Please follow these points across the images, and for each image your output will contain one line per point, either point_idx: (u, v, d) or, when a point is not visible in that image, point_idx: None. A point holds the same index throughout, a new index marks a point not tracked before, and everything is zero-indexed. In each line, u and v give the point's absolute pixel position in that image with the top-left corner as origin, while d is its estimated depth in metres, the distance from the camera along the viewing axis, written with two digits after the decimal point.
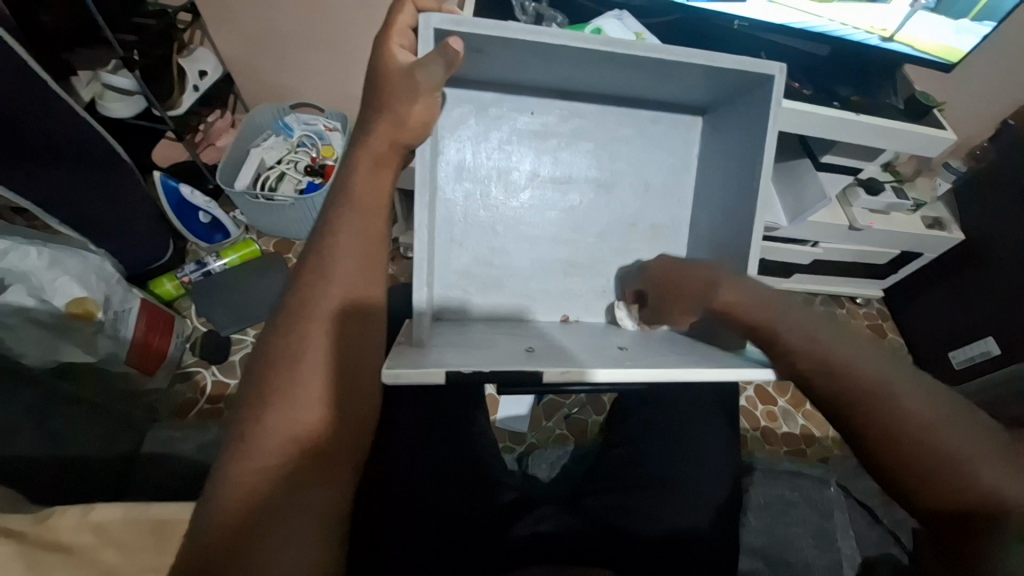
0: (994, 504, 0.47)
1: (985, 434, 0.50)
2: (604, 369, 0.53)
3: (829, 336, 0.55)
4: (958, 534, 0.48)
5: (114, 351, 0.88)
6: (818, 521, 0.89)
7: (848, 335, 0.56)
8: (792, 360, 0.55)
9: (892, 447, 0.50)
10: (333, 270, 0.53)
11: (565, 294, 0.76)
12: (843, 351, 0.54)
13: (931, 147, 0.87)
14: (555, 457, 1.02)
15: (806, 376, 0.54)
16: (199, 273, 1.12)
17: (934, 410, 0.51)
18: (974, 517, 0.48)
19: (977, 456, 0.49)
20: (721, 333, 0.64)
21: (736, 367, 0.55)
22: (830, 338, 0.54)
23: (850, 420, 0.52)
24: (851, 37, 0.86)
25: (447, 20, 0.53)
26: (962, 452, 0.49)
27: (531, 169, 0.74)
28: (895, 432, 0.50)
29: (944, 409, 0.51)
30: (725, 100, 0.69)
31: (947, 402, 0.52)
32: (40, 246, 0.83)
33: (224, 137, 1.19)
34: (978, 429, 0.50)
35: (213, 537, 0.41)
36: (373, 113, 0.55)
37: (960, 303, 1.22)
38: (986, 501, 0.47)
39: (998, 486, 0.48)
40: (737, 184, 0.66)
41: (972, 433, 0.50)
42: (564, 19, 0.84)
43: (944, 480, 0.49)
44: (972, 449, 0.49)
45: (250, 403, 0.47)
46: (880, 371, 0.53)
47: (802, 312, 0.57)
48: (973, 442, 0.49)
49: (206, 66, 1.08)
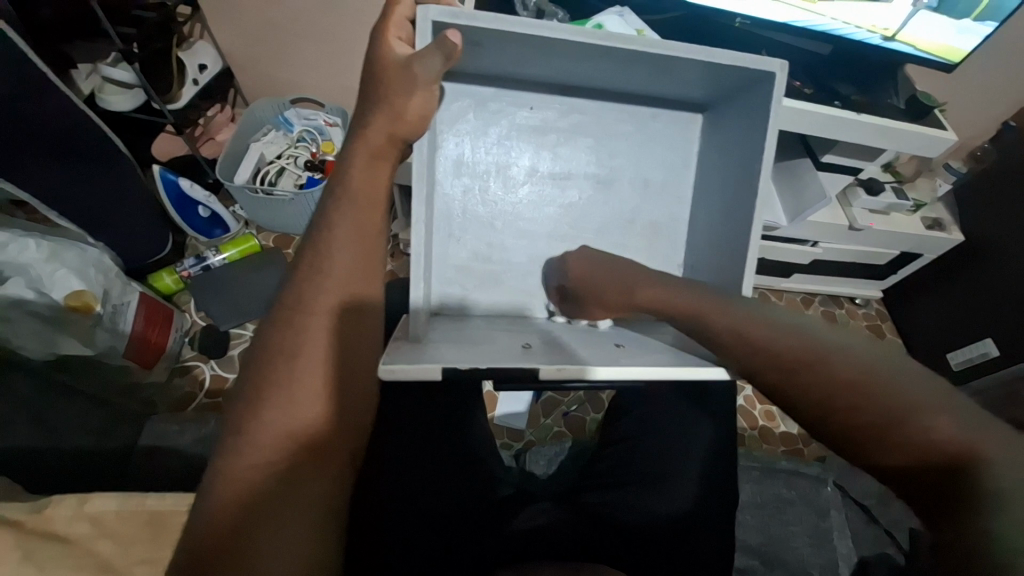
0: (965, 459, 0.40)
1: (939, 388, 0.45)
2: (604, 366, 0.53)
3: (747, 317, 0.52)
4: (938, 503, 0.40)
5: (113, 346, 0.88)
6: (815, 519, 0.90)
7: (769, 311, 0.52)
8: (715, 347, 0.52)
9: (837, 417, 0.45)
10: (330, 266, 0.53)
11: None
12: (780, 325, 0.50)
13: (932, 147, 0.87)
14: (553, 453, 0.98)
15: (734, 362, 0.51)
16: (198, 267, 1.12)
17: (871, 369, 0.45)
18: (947, 477, 0.40)
19: (931, 408, 0.43)
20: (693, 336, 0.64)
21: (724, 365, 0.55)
22: (745, 318, 0.52)
23: (785, 399, 0.48)
24: (853, 36, 0.86)
25: (444, 12, 0.53)
26: (912, 405, 0.43)
27: (530, 165, 0.74)
28: (832, 400, 0.45)
29: (884, 367, 0.46)
30: (725, 96, 0.69)
31: (888, 360, 0.46)
32: (38, 238, 0.82)
33: (224, 132, 1.20)
34: (930, 384, 0.45)
35: (206, 535, 0.41)
36: (370, 105, 0.55)
37: (960, 304, 1.22)
38: (955, 458, 0.41)
39: (970, 435, 0.41)
40: (735, 181, 0.66)
41: (925, 387, 0.44)
42: (565, 15, 0.84)
43: (899, 442, 0.42)
44: (925, 402, 0.43)
45: (245, 397, 0.47)
46: (803, 339, 0.49)
47: (720, 299, 0.55)
48: (925, 396, 0.44)
49: (206, 59, 1.07)
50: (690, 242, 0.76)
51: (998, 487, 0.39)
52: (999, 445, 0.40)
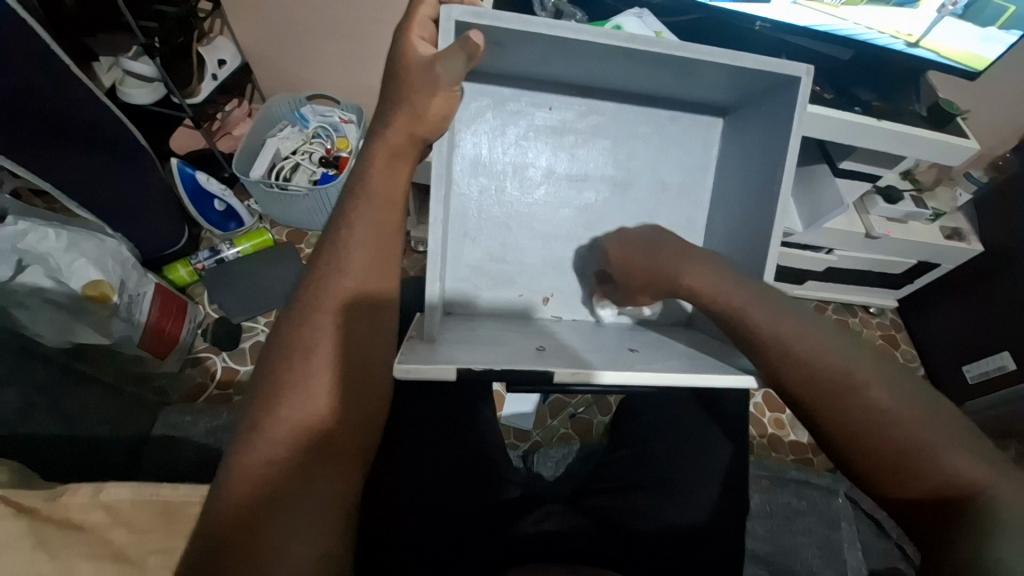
0: (972, 490, 0.44)
1: (954, 422, 0.48)
2: (612, 371, 0.52)
3: (785, 316, 0.53)
4: (936, 526, 0.44)
5: (129, 334, 0.90)
6: (824, 531, 0.88)
7: (809, 316, 0.53)
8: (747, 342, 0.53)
9: (853, 432, 0.47)
10: (347, 262, 0.53)
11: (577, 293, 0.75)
12: (816, 334, 0.51)
13: (956, 155, 0.85)
14: (562, 456, 0.97)
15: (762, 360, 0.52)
16: (212, 259, 1.14)
17: (893, 391, 0.48)
18: (950, 503, 0.44)
19: (945, 439, 0.46)
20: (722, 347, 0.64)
21: (738, 373, 0.54)
22: (784, 317, 0.52)
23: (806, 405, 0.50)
24: (876, 41, 0.84)
25: (468, 12, 0.53)
26: (926, 434, 0.46)
27: (547, 166, 0.74)
28: (853, 415, 0.47)
29: (904, 391, 0.49)
30: (746, 100, 0.68)
31: (908, 386, 0.49)
32: (58, 228, 0.82)
33: (241, 126, 1.21)
34: (946, 417, 0.48)
35: (221, 525, 0.42)
36: (392, 105, 0.55)
37: (978, 316, 1.20)
38: (961, 487, 0.44)
39: (978, 472, 0.44)
40: (755, 186, 0.66)
41: (939, 417, 0.48)
42: (584, 16, 0.84)
43: (910, 466, 0.45)
44: (940, 432, 0.46)
45: (262, 392, 0.48)
46: (833, 348, 0.50)
47: (765, 295, 0.54)
48: (940, 425, 0.47)
49: (226, 55, 1.09)
50: (706, 247, 0.75)
51: (1001, 518, 0.42)
52: (998, 480, 0.44)
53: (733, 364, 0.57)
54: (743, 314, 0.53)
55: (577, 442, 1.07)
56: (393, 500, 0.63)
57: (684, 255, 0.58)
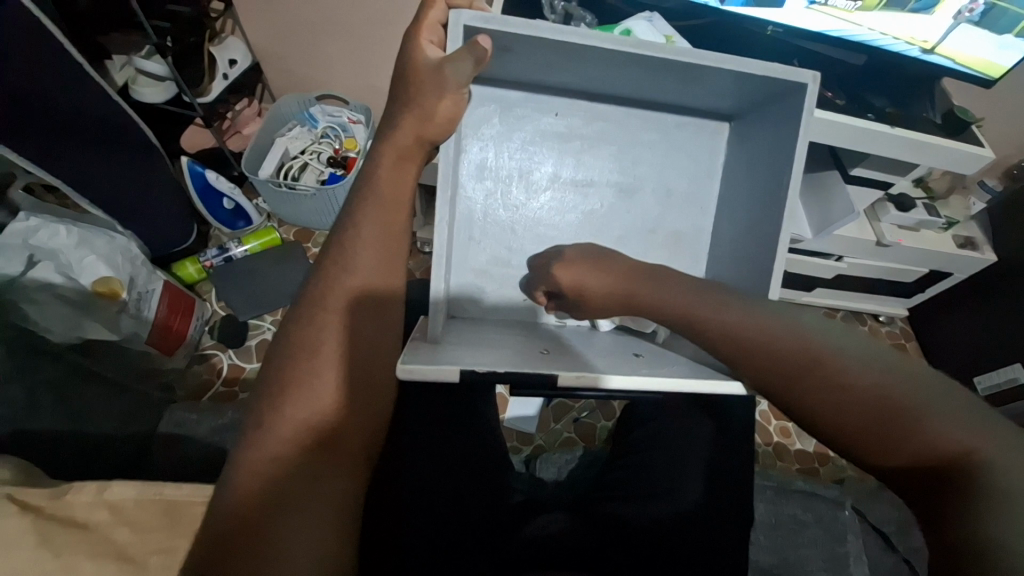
0: (969, 456, 0.40)
1: (948, 389, 0.45)
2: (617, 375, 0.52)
3: (750, 312, 0.51)
4: (938, 501, 0.40)
5: (137, 331, 0.90)
6: (831, 545, 0.86)
7: (778, 308, 0.51)
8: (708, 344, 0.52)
9: (834, 416, 0.44)
10: (353, 261, 0.53)
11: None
12: (783, 324, 0.49)
13: (970, 163, 0.84)
14: (565, 460, 0.94)
15: (730, 358, 0.50)
16: (221, 258, 1.14)
17: (872, 368, 0.45)
18: (948, 473, 0.40)
19: (937, 406, 0.43)
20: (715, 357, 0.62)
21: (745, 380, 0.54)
22: (748, 314, 0.50)
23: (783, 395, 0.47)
24: (890, 47, 0.83)
25: (477, 17, 0.52)
26: (914, 402, 0.43)
27: (552, 171, 0.73)
28: (832, 399, 0.44)
29: (885, 367, 0.45)
30: (753, 107, 0.68)
31: (889, 362, 0.46)
32: (68, 224, 0.85)
33: (251, 125, 1.22)
34: (936, 384, 0.45)
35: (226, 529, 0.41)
36: (399, 108, 0.55)
37: (991, 327, 1.18)
38: (958, 455, 0.40)
39: (971, 436, 0.41)
40: (759, 193, 0.65)
41: (928, 385, 0.44)
42: (593, 19, 0.83)
43: (902, 441, 0.42)
44: (931, 400, 0.43)
45: (269, 390, 0.48)
46: (801, 336, 0.48)
47: (726, 299, 0.53)
48: (930, 393, 0.44)
49: (236, 54, 1.11)
50: (712, 254, 0.75)
51: (1002, 484, 0.38)
52: (994, 444, 0.41)
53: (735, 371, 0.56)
54: (699, 321, 0.52)
55: (581, 446, 1.07)
56: (404, 497, 0.63)
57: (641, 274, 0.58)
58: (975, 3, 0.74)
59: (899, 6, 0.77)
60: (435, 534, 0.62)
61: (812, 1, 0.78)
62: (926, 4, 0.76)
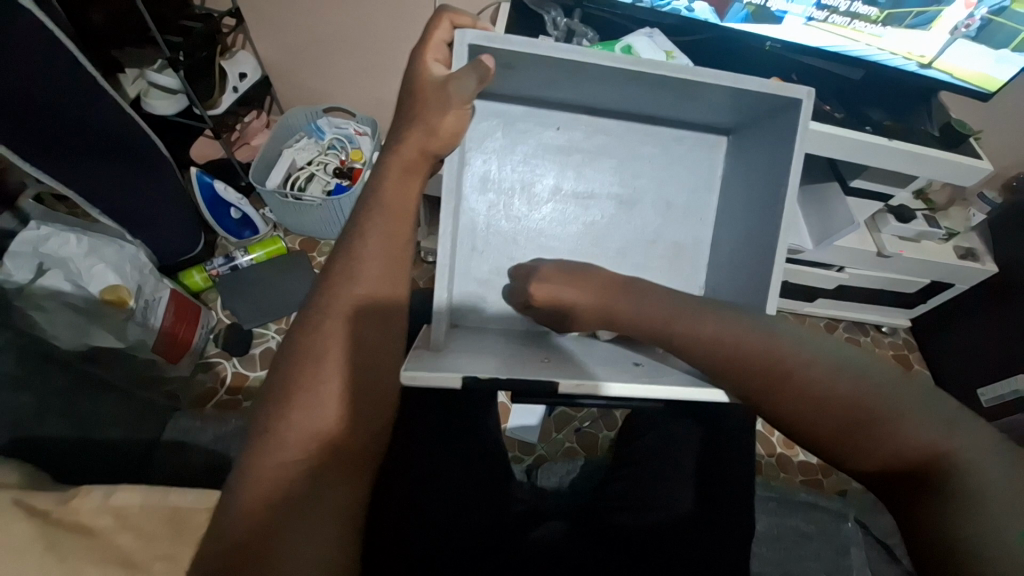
0: (938, 455, 0.41)
1: (919, 389, 0.46)
2: (617, 385, 0.52)
3: (720, 315, 0.53)
4: (912, 501, 0.41)
5: (143, 338, 0.91)
6: (834, 556, 0.85)
7: (746, 313, 0.53)
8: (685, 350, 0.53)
9: (804, 415, 0.46)
10: (360, 271, 0.54)
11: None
12: (750, 326, 0.52)
13: (970, 175, 0.85)
14: (567, 470, 0.92)
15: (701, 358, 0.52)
16: (227, 267, 1.16)
17: (839, 369, 0.47)
18: (921, 474, 0.41)
19: (905, 407, 0.44)
20: None
21: None
22: (716, 317, 0.53)
23: (754, 393, 0.49)
24: (887, 62, 0.85)
25: (481, 36, 0.54)
26: (882, 402, 0.44)
27: (553, 184, 0.75)
28: (801, 398, 0.46)
29: (851, 368, 0.47)
30: (751, 122, 0.69)
31: (857, 364, 0.47)
32: (79, 233, 0.87)
33: (259, 137, 1.23)
34: (907, 385, 0.46)
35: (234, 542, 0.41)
36: (405, 122, 0.57)
37: (993, 338, 1.18)
38: (928, 454, 0.41)
39: (940, 436, 0.42)
40: (758, 208, 0.66)
41: (897, 386, 0.46)
42: (595, 35, 0.85)
43: (875, 441, 0.43)
44: (900, 402, 0.44)
45: (275, 396, 0.48)
46: (767, 335, 0.50)
47: (700, 301, 0.55)
48: (901, 396, 0.45)
49: (246, 68, 1.12)
50: (712, 265, 0.76)
51: (970, 483, 0.39)
52: (963, 443, 0.42)
53: None
54: (669, 324, 0.54)
55: (583, 457, 1.07)
56: (408, 502, 0.64)
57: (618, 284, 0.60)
58: (971, 20, 0.76)
59: (897, 23, 0.79)
60: (441, 545, 0.62)
61: (809, 18, 0.80)
62: (923, 20, 0.78)
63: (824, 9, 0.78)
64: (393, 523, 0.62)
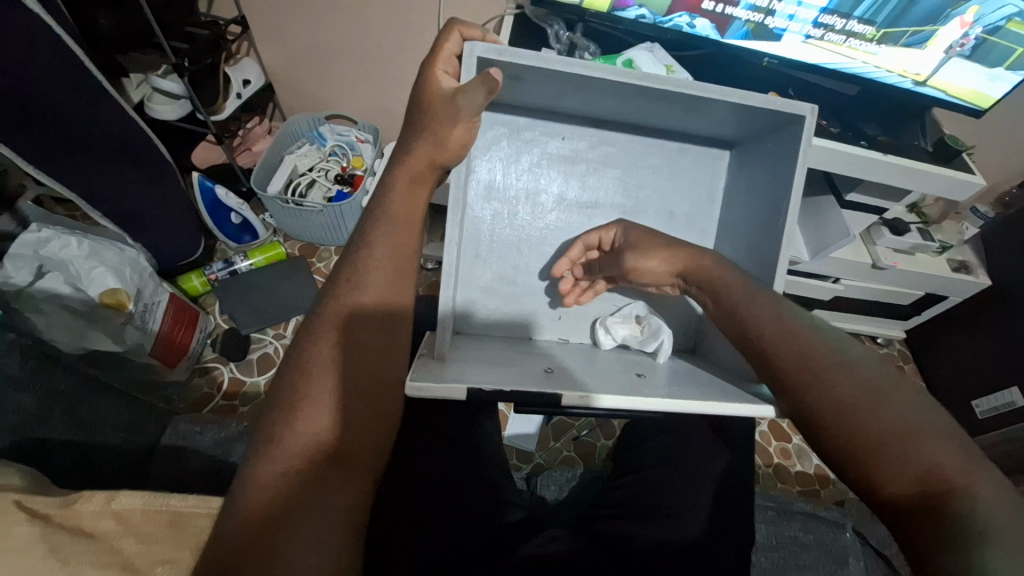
0: (957, 487, 0.41)
1: (948, 421, 0.46)
2: (609, 394, 0.52)
3: (767, 308, 0.55)
4: (919, 531, 0.41)
5: (141, 342, 0.90)
6: (833, 568, 0.85)
7: (789, 310, 0.55)
8: (739, 333, 0.55)
9: (832, 421, 0.46)
10: (366, 279, 0.54)
11: (584, 315, 0.76)
12: (794, 325, 0.53)
13: (960, 189, 0.86)
14: (566, 478, 0.91)
15: (747, 341, 0.54)
16: (226, 271, 1.15)
17: (871, 384, 0.47)
18: (936, 504, 0.41)
19: (932, 435, 0.44)
20: (739, 362, 0.63)
21: (748, 403, 0.53)
22: (763, 309, 0.55)
23: (786, 389, 0.50)
24: (883, 79, 0.87)
25: (491, 50, 0.55)
26: (909, 424, 0.44)
27: (558, 194, 0.75)
28: (831, 401, 0.47)
29: (885, 386, 0.47)
30: (753, 136, 0.70)
31: (892, 384, 0.48)
32: (80, 236, 0.86)
33: (261, 143, 1.26)
34: (935, 413, 0.46)
35: (229, 543, 0.41)
36: (414, 133, 0.58)
37: (987, 352, 1.19)
38: (946, 484, 0.41)
39: (962, 470, 0.42)
40: (759, 219, 0.67)
41: (928, 410, 0.46)
42: (596, 49, 0.87)
43: (897, 461, 0.43)
44: (928, 428, 0.44)
45: (281, 402, 0.48)
46: (806, 335, 0.52)
47: (749, 291, 0.57)
48: (929, 423, 0.45)
49: (250, 74, 1.13)
50: None
51: (983, 519, 0.39)
52: (984, 481, 0.42)
53: (757, 394, 0.56)
54: (730, 302, 0.57)
55: (580, 465, 1.08)
56: (405, 510, 0.64)
57: (654, 250, 0.64)
58: (966, 39, 0.78)
59: (893, 41, 0.80)
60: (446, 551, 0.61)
61: (808, 36, 0.81)
62: (918, 40, 0.80)
63: (822, 27, 0.80)
64: (393, 525, 0.62)
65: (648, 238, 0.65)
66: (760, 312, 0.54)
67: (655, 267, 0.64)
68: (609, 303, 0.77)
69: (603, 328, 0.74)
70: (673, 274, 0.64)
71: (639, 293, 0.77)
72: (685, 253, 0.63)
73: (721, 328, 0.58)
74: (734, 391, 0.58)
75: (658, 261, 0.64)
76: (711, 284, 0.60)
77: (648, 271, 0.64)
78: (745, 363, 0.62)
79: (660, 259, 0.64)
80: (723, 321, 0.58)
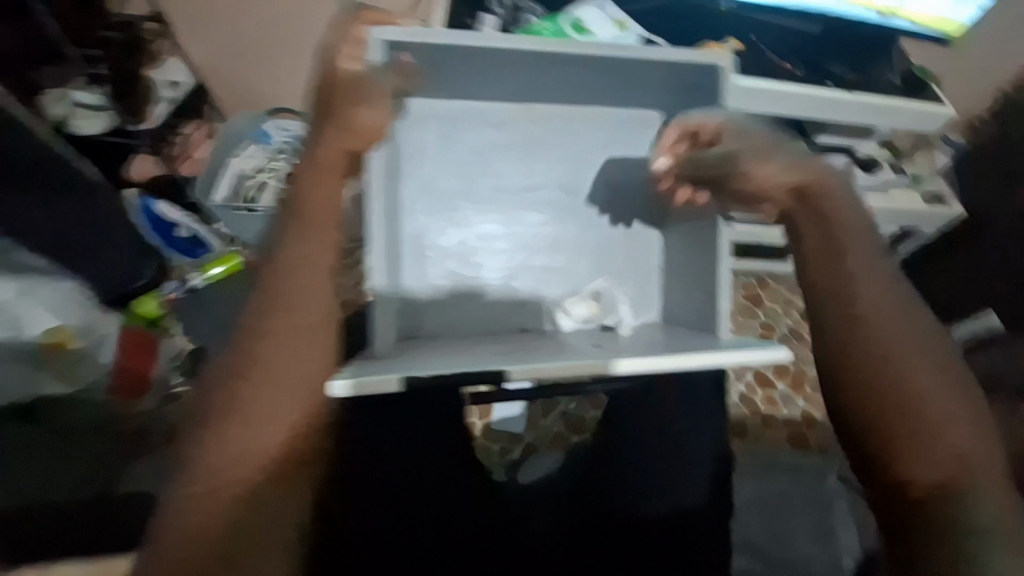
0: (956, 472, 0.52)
1: (977, 409, 0.55)
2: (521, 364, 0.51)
3: (862, 251, 0.56)
4: (904, 509, 0.53)
5: (99, 377, 0.92)
6: (819, 515, 0.86)
7: (869, 256, 0.56)
8: (825, 266, 0.56)
9: (864, 394, 0.54)
10: (288, 287, 0.50)
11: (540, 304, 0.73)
12: (876, 281, 0.55)
13: (933, 121, 0.86)
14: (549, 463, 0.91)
15: (816, 285, 0.57)
16: (183, 291, 0.97)
17: (917, 369, 0.54)
18: (938, 490, 0.52)
19: (956, 423, 0.53)
20: (714, 311, 0.65)
21: (745, 353, 0.58)
22: (858, 250, 0.56)
23: (835, 350, 0.55)
24: (846, 14, 0.82)
25: (393, 31, 0.54)
26: (935, 412, 0.53)
27: (495, 177, 0.73)
28: (877, 376, 0.54)
29: (928, 372, 0.54)
30: (684, 93, 0.69)
31: (937, 366, 0.54)
32: (8, 277, 0.84)
33: (202, 149, 1.07)
34: (968, 400, 0.54)
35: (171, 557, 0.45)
36: (322, 122, 0.52)
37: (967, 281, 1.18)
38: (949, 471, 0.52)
39: (969, 456, 0.52)
40: (706, 171, 0.66)
41: (959, 399, 0.54)
42: (540, 10, 0.82)
43: (913, 449, 0.53)
44: (954, 416, 0.53)
45: (203, 421, 0.48)
46: (869, 292, 0.55)
47: (865, 235, 0.57)
48: (956, 412, 0.53)
49: (179, 75, 1.04)
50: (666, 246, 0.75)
51: (962, 508, 0.51)
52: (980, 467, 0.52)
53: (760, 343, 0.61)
54: (835, 220, 0.56)
55: (572, 439, 1.08)
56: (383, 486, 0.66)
57: (777, 159, 0.57)
58: None
59: None
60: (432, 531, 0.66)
61: None
62: None
63: None
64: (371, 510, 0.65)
65: (760, 145, 0.58)
66: (858, 256, 0.56)
67: (779, 176, 0.57)
68: (570, 279, 0.74)
69: (564, 310, 0.72)
70: (795, 183, 0.57)
71: (599, 268, 0.75)
72: (814, 167, 0.57)
73: (814, 251, 0.57)
74: (725, 336, 0.63)
75: (786, 171, 0.57)
76: (819, 203, 0.57)
77: (763, 178, 0.57)
78: (723, 301, 0.64)
79: (781, 171, 0.57)
80: (808, 254, 0.57)
